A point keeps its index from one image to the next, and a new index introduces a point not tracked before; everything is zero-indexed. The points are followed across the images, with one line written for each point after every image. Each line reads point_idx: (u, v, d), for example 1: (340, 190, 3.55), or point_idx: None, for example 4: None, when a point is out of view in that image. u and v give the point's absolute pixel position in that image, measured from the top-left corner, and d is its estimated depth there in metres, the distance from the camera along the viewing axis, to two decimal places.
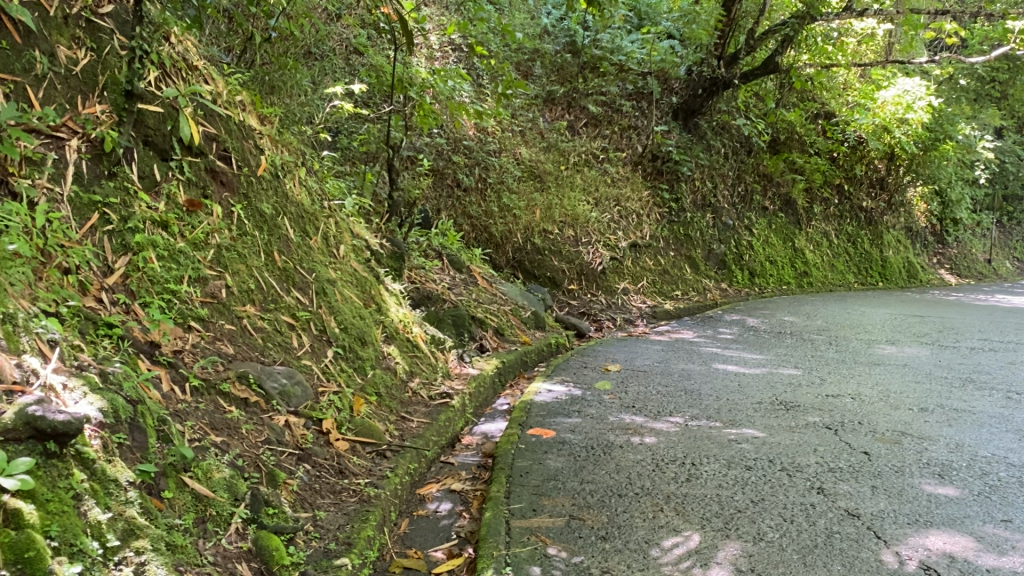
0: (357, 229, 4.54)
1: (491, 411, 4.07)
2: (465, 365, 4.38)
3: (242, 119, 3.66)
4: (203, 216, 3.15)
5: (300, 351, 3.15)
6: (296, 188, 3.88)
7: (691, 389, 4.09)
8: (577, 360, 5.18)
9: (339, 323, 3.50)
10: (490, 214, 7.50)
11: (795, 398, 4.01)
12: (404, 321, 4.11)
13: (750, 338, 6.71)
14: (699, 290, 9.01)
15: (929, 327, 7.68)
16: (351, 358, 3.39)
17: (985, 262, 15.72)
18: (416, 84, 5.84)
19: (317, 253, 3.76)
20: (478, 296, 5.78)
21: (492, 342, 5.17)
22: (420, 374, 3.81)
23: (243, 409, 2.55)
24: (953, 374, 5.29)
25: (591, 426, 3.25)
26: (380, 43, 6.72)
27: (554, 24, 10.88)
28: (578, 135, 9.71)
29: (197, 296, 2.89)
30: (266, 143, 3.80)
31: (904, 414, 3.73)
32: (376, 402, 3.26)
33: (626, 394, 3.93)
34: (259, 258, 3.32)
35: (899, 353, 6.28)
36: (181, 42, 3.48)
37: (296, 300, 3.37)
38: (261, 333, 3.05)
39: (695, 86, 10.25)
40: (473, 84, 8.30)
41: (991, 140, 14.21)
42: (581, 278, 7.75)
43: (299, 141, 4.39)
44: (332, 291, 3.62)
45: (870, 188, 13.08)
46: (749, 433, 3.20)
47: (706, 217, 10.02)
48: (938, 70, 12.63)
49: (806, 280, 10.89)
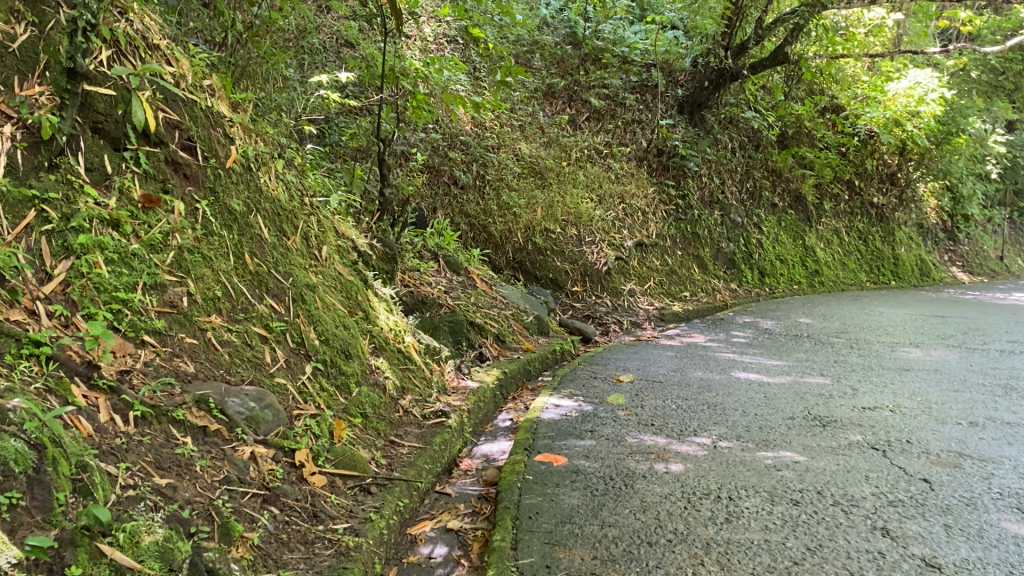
0: (342, 229, 4.13)
1: (492, 428, 3.67)
2: (464, 378, 3.98)
3: (212, 106, 3.25)
4: (162, 213, 2.75)
5: (272, 368, 2.75)
6: (272, 183, 3.47)
7: (713, 403, 3.69)
8: (585, 369, 4.76)
9: (319, 333, 3.10)
10: (489, 212, 7.12)
11: (829, 412, 3.61)
12: (394, 330, 3.71)
13: (767, 343, 6.29)
14: (708, 290, 8.59)
15: (954, 328, 7.27)
16: (332, 374, 2.99)
17: (999, 259, 15.25)
18: (409, 73, 5.48)
19: (296, 254, 3.36)
20: (476, 299, 5.40)
21: (492, 350, 4.77)
22: (412, 390, 3.40)
23: (198, 442, 2.17)
24: (991, 381, 4.88)
25: (607, 450, 2.86)
26: (373, 32, 6.38)
27: (554, 15, 10.58)
28: (579, 129, 9.33)
29: (153, 305, 2.50)
30: (238, 132, 3.38)
31: (952, 429, 3.34)
32: (362, 427, 2.87)
33: (642, 409, 3.53)
34: (228, 262, 2.92)
35: (926, 357, 5.89)
36: (141, 18, 3.07)
37: (270, 309, 2.97)
38: (229, 350, 2.66)
39: (701, 78, 9.90)
40: (470, 77, 7.95)
41: (1002, 134, 13.82)
42: (585, 279, 7.32)
43: (277, 132, 3.99)
44: (312, 298, 3.22)
45: (881, 183, 12.66)
46: (787, 457, 2.81)
47: (715, 214, 9.61)
48: (951, 60, 12.29)
49: (818, 279, 10.46)
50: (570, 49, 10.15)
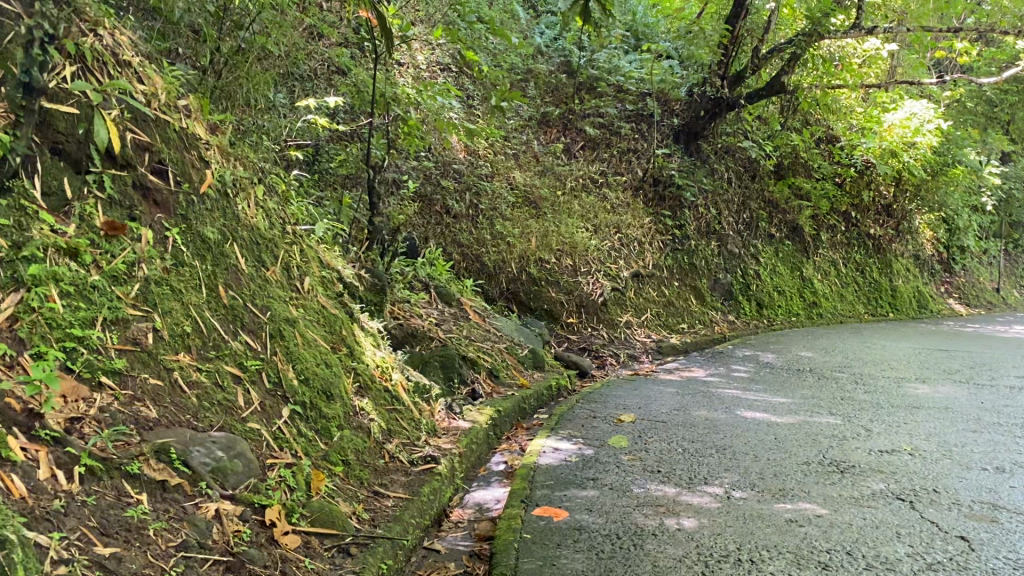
0: (327, 259, 3.90)
1: (486, 473, 3.42)
2: (455, 418, 3.73)
3: (186, 127, 3.02)
4: (128, 241, 2.50)
5: (245, 412, 2.51)
6: (251, 209, 3.23)
7: (722, 446, 3.44)
8: (583, 407, 4.51)
9: (298, 372, 2.85)
10: (482, 241, 6.92)
11: (846, 457, 3.37)
12: (381, 367, 3.47)
13: (769, 378, 6.06)
14: (705, 322, 8.37)
15: (959, 362, 7.05)
16: (312, 417, 2.75)
17: (995, 291, 15.06)
18: (401, 99, 5.31)
19: (276, 286, 3.13)
20: (469, 332, 5.17)
21: (485, 386, 4.52)
22: (399, 433, 3.15)
23: (154, 500, 1.95)
24: (1007, 421, 4.65)
25: (611, 502, 2.62)
26: (366, 58, 6.21)
27: (547, 44, 10.44)
28: (574, 158, 9.16)
29: (113, 343, 2.26)
30: (214, 155, 3.13)
31: (978, 476, 3.10)
32: (343, 476, 2.62)
33: (647, 454, 3.28)
34: (200, 294, 2.68)
35: (935, 393, 5.65)
36: (113, 32, 2.85)
37: (244, 346, 2.72)
38: (197, 392, 2.42)
39: (697, 107, 9.79)
40: (463, 104, 7.78)
41: (997, 165, 13.72)
42: (581, 311, 7.10)
43: (258, 156, 3.76)
44: (291, 334, 2.97)
45: (878, 215, 12.51)
46: (808, 510, 2.57)
47: (711, 244, 9.41)
48: (947, 91, 12.37)
49: (816, 311, 10.24)
50: (565, 78, 10.03)
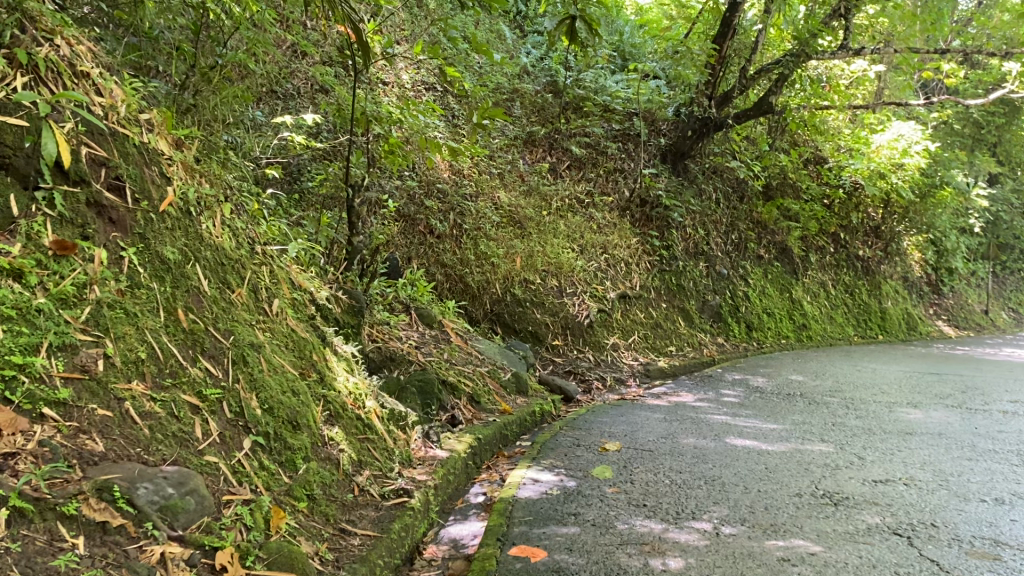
0: (299, 280, 3.74)
1: (463, 506, 3.26)
2: (432, 446, 3.57)
3: (148, 142, 2.87)
4: (78, 262, 2.34)
5: (202, 444, 2.35)
6: (217, 229, 3.08)
7: (711, 478, 3.30)
8: (567, 435, 4.35)
9: (262, 402, 2.69)
10: (466, 261, 6.78)
11: (840, 488, 3.22)
12: (353, 394, 3.31)
13: (758, 403, 5.92)
14: (693, 345, 8.24)
15: (950, 387, 6.93)
16: (275, 449, 2.59)
17: (983, 313, 14.99)
18: (383, 117, 5.19)
19: (241, 309, 2.97)
20: (450, 355, 5.01)
21: (465, 412, 4.37)
22: (371, 464, 3.00)
23: (92, 544, 1.79)
24: (1003, 448, 4.52)
25: (594, 541, 2.46)
26: (348, 76, 6.10)
27: (534, 64, 10.34)
28: (560, 178, 9.05)
29: (59, 370, 2.10)
30: (177, 172, 2.98)
31: (977, 509, 2.96)
32: (307, 512, 2.47)
33: (632, 486, 3.13)
34: (157, 318, 2.53)
35: (928, 419, 5.52)
36: (71, 41, 2.71)
37: (204, 372, 2.56)
38: (150, 423, 2.26)
39: (684, 127, 9.74)
40: (447, 123, 7.67)
41: (984, 186, 13.72)
42: (566, 332, 6.96)
43: (227, 173, 3.61)
44: (256, 360, 2.82)
45: (865, 236, 12.44)
46: (802, 547, 2.43)
47: (699, 265, 9.30)
48: (935, 113, 12.41)
49: (805, 333, 10.12)
50: (551, 97, 9.91)
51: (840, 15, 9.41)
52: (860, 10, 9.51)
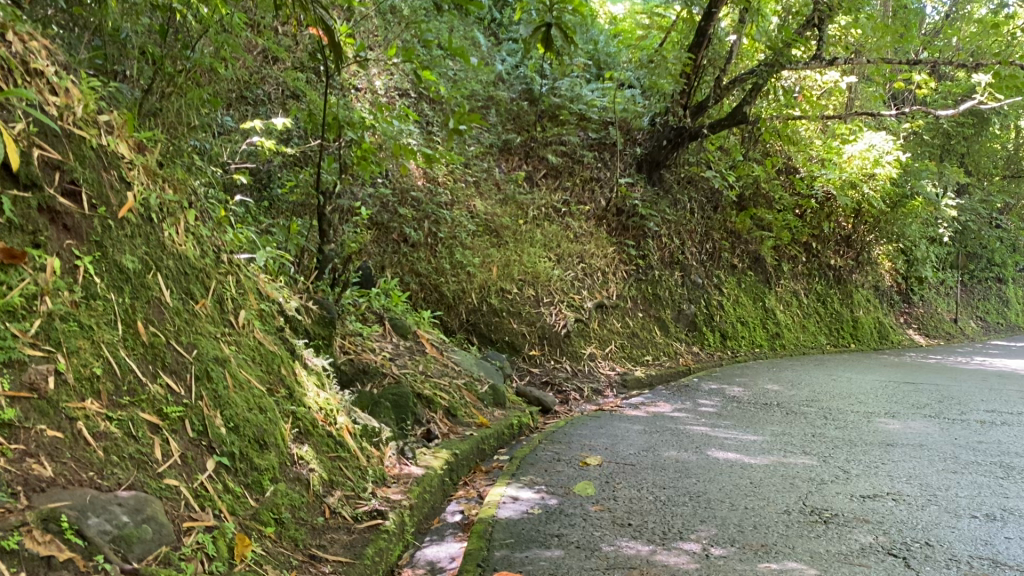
0: (267, 290, 3.59)
1: (439, 525, 3.13)
2: (407, 463, 3.43)
3: (106, 144, 2.71)
4: (28, 272, 2.15)
5: (162, 466, 2.20)
6: (180, 237, 2.92)
7: (696, 493, 3.20)
8: (546, 448, 4.23)
9: (227, 420, 2.54)
10: (441, 270, 6.64)
11: (828, 504, 3.14)
12: (325, 410, 3.16)
13: (737, 413, 5.84)
14: (670, 354, 8.17)
15: (927, 396, 6.91)
16: (240, 470, 2.45)
17: (952, 322, 15.12)
18: (356, 123, 5.04)
19: (205, 321, 2.82)
20: (425, 367, 4.87)
21: (441, 426, 4.23)
22: (343, 484, 2.85)
23: None
24: (985, 459, 4.47)
25: (579, 566, 2.35)
26: (320, 81, 5.96)
27: (509, 71, 10.24)
28: (536, 186, 8.96)
29: (6, 389, 1.92)
30: (138, 176, 2.82)
31: (969, 526, 2.89)
32: (275, 538, 2.33)
33: (616, 504, 3.02)
34: (114, 331, 2.36)
35: (907, 429, 5.48)
36: (24, 37, 2.54)
37: (165, 389, 2.41)
38: (105, 444, 2.10)
39: (660, 137, 9.73)
40: (422, 130, 7.54)
41: (954, 196, 13.85)
42: (543, 342, 6.84)
43: (192, 178, 3.45)
44: (220, 375, 2.66)
45: (838, 245, 12.49)
46: (795, 571, 2.33)
47: (675, 274, 9.25)
48: (906, 123, 12.50)
49: (780, 342, 10.09)
50: (526, 105, 9.82)
51: (813, 26, 9.43)
52: (833, 21, 9.55)
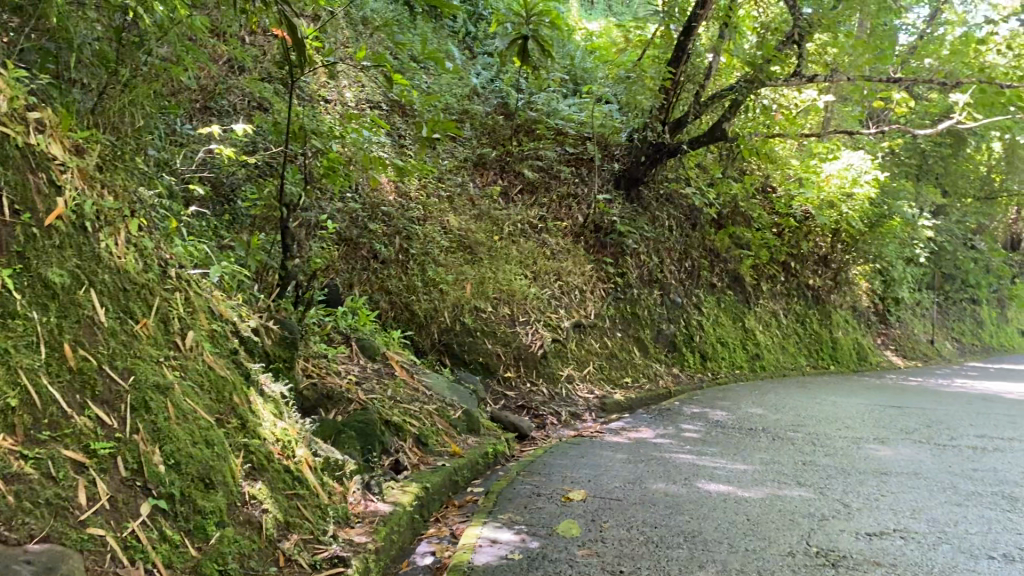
0: (220, 308, 3.28)
1: (409, 568, 2.82)
2: (373, 499, 3.12)
3: (35, 144, 2.40)
4: None
5: (85, 512, 1.89)
6: (119, 249, 2.62)
7: (691, 533, 2.93)
8: (524, 481, 3.95)
9: (166, 456, 2.24)
10: (413, 288, 6.35)
11: (835, 544, 2.88)
12: (282, 441, 2.86)
13: (722, 439, 5.59)
14: (649, 376, 7.91)
15: (914, 420, 6.72)
16: (181, 514, 2.15)
17: (928, 343, 15.06)
18: (325, 133, 4.75)
19: (147, 343, 2.51)
20: (395, 391, 4.57)
21: (411, 456, 3.93)
22: (300, 526, 2.55)
23: None
24: (986, 490, 4.25)
25: None
26: (287, 91, 5.68)
27: (485, 85, 10.01)
28: (512, 202, 8.68)
29: None
30: (73, 180, 2.52)
31: (990, 569, 2.65)
32: None
33: (605, 547, 2.74)
34: (37, 355, 2.06)
35: (899, 456, 5.26)
36: None
37: (95, 422, 2.10)
38: (16, 488, 1.79)
39: (637, 153, 9.53)
40: (395, 142, 7.27)
41: (929, 218, 13.81)
42: (519, 364, 6.57)
43: (136, 185, 3.14)
44: (160, 405, 2.36)
45: (816, 265, 12.35)
46: None
47: (653, 293, 9.03)
48: (884, 143, 12.44)
49: (759, 363, 9.86)
50: (502, 119, 9.55)
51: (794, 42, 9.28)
52: (811, 40, 9.45)
